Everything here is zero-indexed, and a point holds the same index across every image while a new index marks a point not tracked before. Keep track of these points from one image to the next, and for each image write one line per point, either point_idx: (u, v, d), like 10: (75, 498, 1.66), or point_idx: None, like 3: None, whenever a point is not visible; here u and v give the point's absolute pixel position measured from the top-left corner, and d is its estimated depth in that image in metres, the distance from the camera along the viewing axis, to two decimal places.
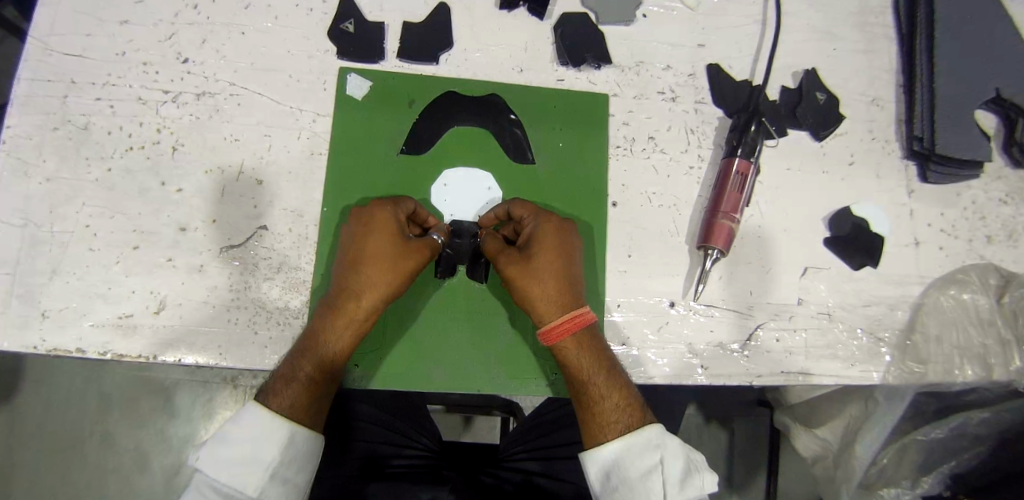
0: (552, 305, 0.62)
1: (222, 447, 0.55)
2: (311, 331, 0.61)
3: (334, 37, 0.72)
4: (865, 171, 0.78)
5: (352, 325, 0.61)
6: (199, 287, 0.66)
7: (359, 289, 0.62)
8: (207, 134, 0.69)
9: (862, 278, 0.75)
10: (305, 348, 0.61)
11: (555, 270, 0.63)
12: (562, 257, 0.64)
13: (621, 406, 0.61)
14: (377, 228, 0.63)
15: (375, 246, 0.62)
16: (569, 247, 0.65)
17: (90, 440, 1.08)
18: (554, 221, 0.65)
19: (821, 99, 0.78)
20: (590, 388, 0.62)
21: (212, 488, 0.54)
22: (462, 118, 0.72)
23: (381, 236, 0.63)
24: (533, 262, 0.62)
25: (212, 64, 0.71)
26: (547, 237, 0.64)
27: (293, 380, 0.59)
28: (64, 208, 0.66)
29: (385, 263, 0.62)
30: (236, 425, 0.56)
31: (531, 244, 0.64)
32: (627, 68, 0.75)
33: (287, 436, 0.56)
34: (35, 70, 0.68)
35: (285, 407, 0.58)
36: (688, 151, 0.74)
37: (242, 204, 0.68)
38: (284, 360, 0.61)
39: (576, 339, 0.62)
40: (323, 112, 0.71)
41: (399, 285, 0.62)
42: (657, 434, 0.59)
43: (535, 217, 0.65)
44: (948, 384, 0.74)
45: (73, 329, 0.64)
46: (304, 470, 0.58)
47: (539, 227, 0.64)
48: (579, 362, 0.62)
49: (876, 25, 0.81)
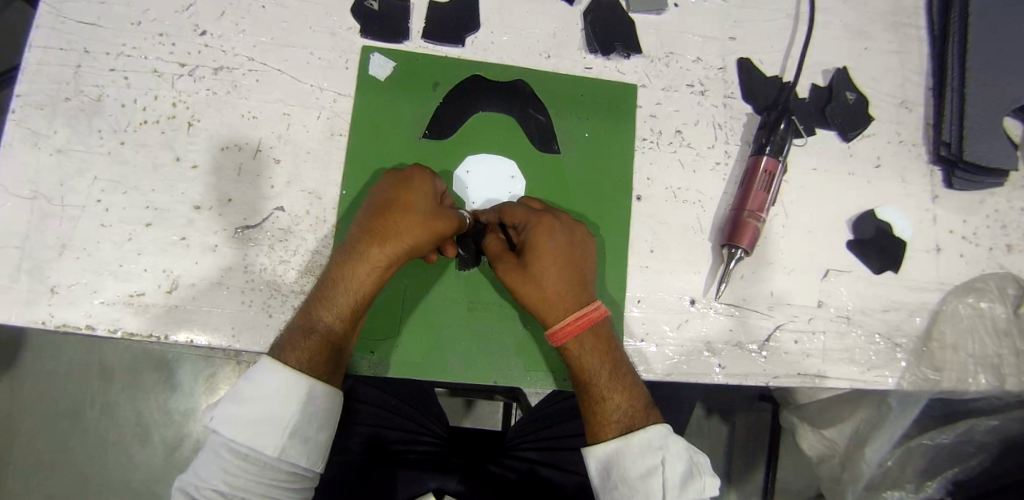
0: (554, 308, 0.61)
1: (239, 406, 0.54)
2: (332, 278, 0.60)
3: (357, 15, 0.70)
4: (890, 174, 0.76)
5: (370, 274, 0.60)
6: (211, 268, 0.65)
7: (384, 235, 0.60)
8: (225, 111, 0.67)
9: (882, 282, 0.74)
10: (323, 298, 0.59)
11: (557, 271, 0.61)
12: (563, 260, 0.62)
13: (626, 408, 0.60)
14: (418, 183, 0.62)
15: (407, 197, 0.61)
16: (570, 246, 0.63)
17: (90, 411, 1.07)
18: (549, 223, 0.63)
19: (851, 99, 0.76)
20: (592, 387, 0.61)
21: (230, 448, 0.53)
22: (487, 104, 0.70)
23: (416, 194, 0.61)
24: (530, 268, 0.61)
25: (231, 38, 0.68)
26: (544, 241, 0.62)
27: (312, 332, 0.58)
28: (75, 182, 0.64)
29: (417, 214, 0.60)
30: (253, 383, 0.54)
31: (528, 250, 0.62)
32: (657, 58, 0.73)
33: (305, 393, 0.55)
34: (47, 37, 0.66)
35: (303, 361, 0.57)
36: (715, 146, 0.72)
37: (258, 184, 0.66)
38: (298, 315, 0.60)
39: (583, 339, 0.61)
40: (344, 92, 0.69)
41: (425, 241, 0.60)
42: (659, 435, 0.58)
43: (528, 224, 0.63)
44: (962, 392, 0.74)
45: (82, 305, 0.62)
46: (325, 427, 0.57)
47: (533, 233, 0.62)
48: (585, 362, 0.61)
49: (908, 25, 0.79)
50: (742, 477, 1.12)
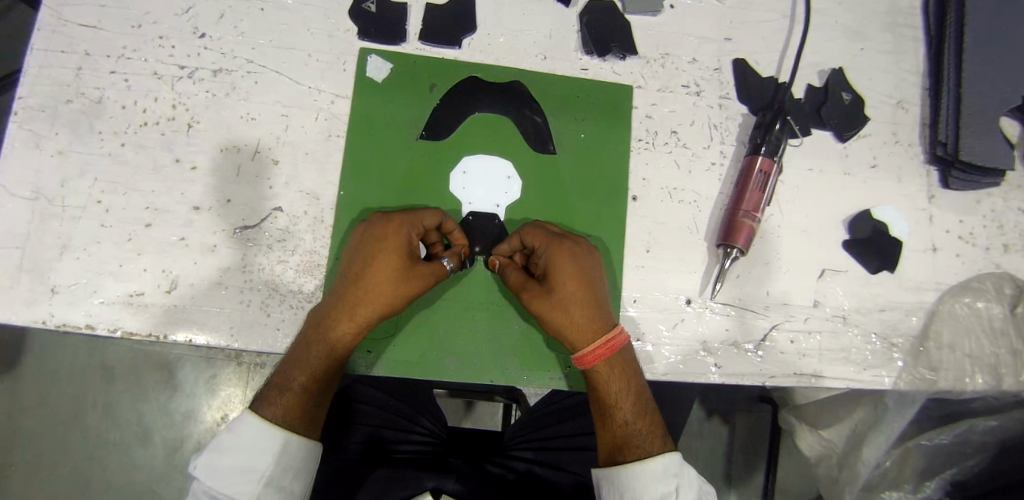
0: (580, 332, 0.62)
1: (220, 456, 0.55)
2: (308, 338, 0.61)
3: (354, 17, 0.71)
4: (886, 174, 0.77)
5: (345, 335, 0.61)
6: (210, 267, 0.65)
7: (358, 296, 0.61)
8: (224, 113, 0.68)
9: (878, 282, 0.74)
10: (298, 356, 0.60)
11: (580, 295, 0.62)
12: (586, 287, 0.63)
13: (648, 432, 0.62)
14: (391, 240, 0.62)
15: (381, 258, 0.61)
16: (589, 271, 0.64)
17: (92, 412, 1.08)
18: (567, 247, 0.64)
19: (847, 99, 0.77)
20: (616, 410, 0.62)
21: (209, 495, 0.55)
22: (484, 105, 0.71)
23: (390, 255, 0.61)
24: (556, 292, 0.62)
25: (230, 40, 0.69)
26: (564, 266, 0.63)
27: (288, 388, 0.60)
28: (76, 183, 0.65)
29: (391, 276, 0.61)
30: (234, 434, 0.56)
31: (551, 276, 0.63)
32: (652, 59, 0.73)
33: (281, 445, 0.57)
34: (48, 40, 0.67)
35: (280, 416, 0.59)
36: (711, 147, 0.73)
37: (256, 184, 0.67)
38: (278, 367, 0.61)
39: (610, 363, 0.62)
40: (341, 93, 0.69)
41: (399, 303, 0.62)
42: (676, 462, 0.59)
43: (547, 245, 0.64)
44: (958, 392, 0.74)
45: (83, 304, 0.63)
46: (302, 477, 0.59)
47: (554, 256, 0.63)
48: (611, 386, 0.62)
49: (904, 26, 0.80)
50: (741, 478, 1.12)
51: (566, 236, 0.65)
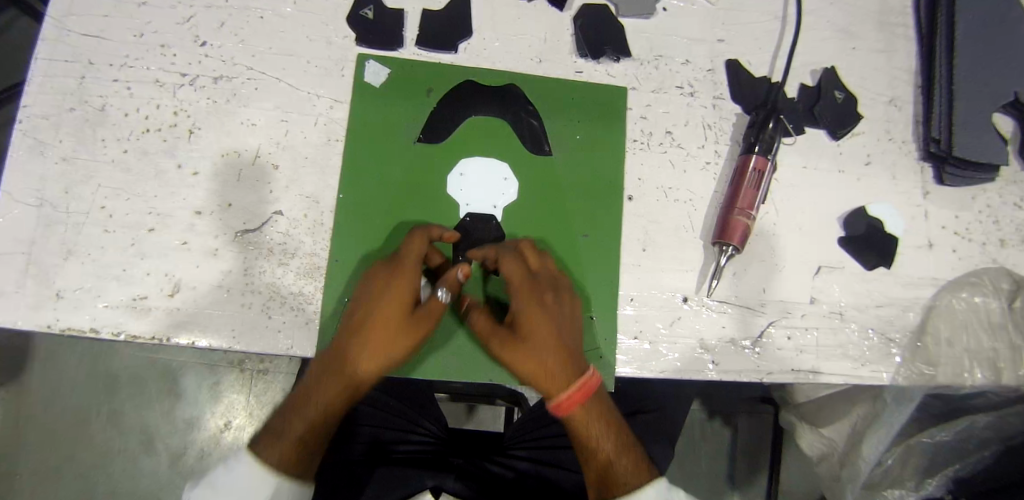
0: (552, 381, 0.63)
1: (214, 493, 0.58)
2: (311, 389, 0.64)
3: (352, 23, 0.72)
4: (881, 171, 0.77)
5: (344, 384, 0.63)
6: (213, 271, 0.66)
7: (359, 347, 0.63)
8: (224, 119, 0.69)
9: (874, 279, 0.75)
10: (301, 404, 0.64)
11: (552, 342, 0.63)
12: (560, 334, 0.64)
13: (633, 471, 0.62)
14: (391, 289, 0.63)
15: (381, 308, 0.63)
16: (562, 319, 0.65)
17: (97, 419, 1.09)
18: (539, 296, 0.65)
19: (840, 97, 0.77)
20: (596, 453, 0.64)
21: None
22: (480, 108, 0.72)
23: (390, 305, 0.63)
24: (528, 341, 0.63)
25: (230, 48, 0.70)
26: (534, 316, 0.64)
27: (288, 435, 0.62)
28: (80, 189, 0.66)
29: (390, 326, 0.63)
30: (228, 474, 0.58)
31: (522, 326, 0.64)
32: (646, 61, 0.74)
33: (273, 490, 0.59)
34: (53, 49, 0.68)
35: (275, 460, 0.60)
36: (706, 146, 0.74)
37: (256, 189, 0.68)
38: (277, 414, 0.64)
39: (585, 409, 0.63)
40: (340, 98, 0.70)
41: (397, 352, 0.63)
42: (665, 490, 0.59)
43: (518, 294, 0.65)
44: (957, 387, 0.75)
45: (88, 309, 0.64)
46: None
47: (523, 306, 0.64)
48: (589, 430, 0.64)
49: (896, 24, 0.81)
50: (745, 479, 1.13)
51: (540, 283, 0.65)
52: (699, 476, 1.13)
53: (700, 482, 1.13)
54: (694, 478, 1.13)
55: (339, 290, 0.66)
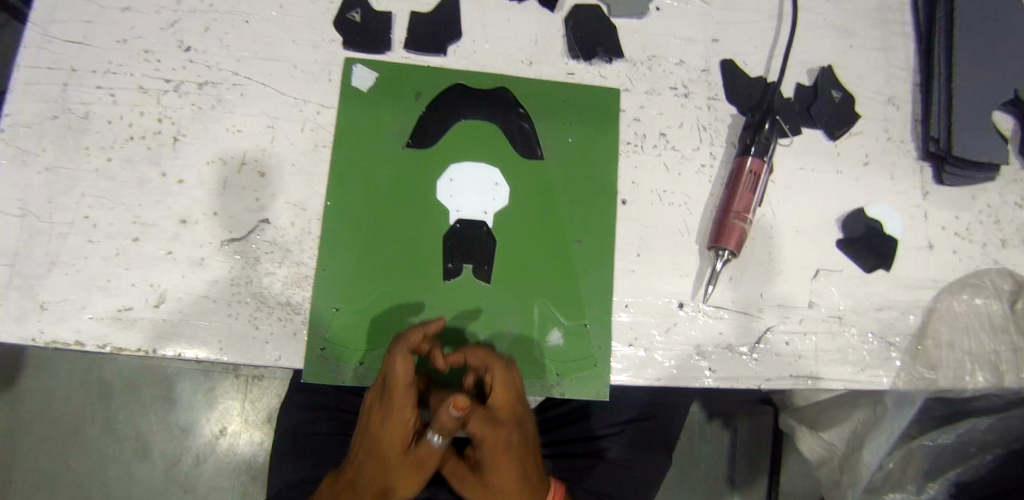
0: None
1: None
2: None
3: (339, 27, 0.71)
4: (879, 172, 0.76)
5: None
6: (199, 281, 0.65)
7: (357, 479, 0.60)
8: (209, 125, 0.68)
9: (873, 281, 0.73)
10: None
11: (518, 484, 0.61)
12: (523, 471, 0.61)
13: None
14: (382, 432, 0.58)
15: (376, 448, 0.59)
16: (522, 453, 0.61)
17: (91, 428, 1.07)
18: (505, 436, 0.60)
19: (837, 97, 0.76)
20: None
21: None
22: (470, 112, 0.70)
23: (384, 444, 0.58)
24: (492, 484, 0.61)
25: (215, 53, 0.69)
26: (500, 459, 0.60)
27: None
28: (63, 199, 0.65)
29: (383, 465, 0.58)
30: None
31: (485, 469, 0.60)
32: (639, 62, 0.73)
33: None
34: (35, 56, 0.67)
35: None
36: (701, 148, 0.72)
37: (242, 197, 0.67)
38: None
39: None
40: (327, 104, 0.69)
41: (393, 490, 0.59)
42: None
43: (483, 437, 0.59)
44: (959, 391, 0.73)
45: (72, 321, 0.63)
46: None
47: (488, 451, 0.59)
48: None
49: (893, 22, 0.79)
50: (745, 481, 1.12)
51: (506, 416, 0.60)
52: (699, 478, 1.12)
53: (699, 485, 1.12)
54: (693, 481, 1.12)
55: (326, 299, 0.65)
